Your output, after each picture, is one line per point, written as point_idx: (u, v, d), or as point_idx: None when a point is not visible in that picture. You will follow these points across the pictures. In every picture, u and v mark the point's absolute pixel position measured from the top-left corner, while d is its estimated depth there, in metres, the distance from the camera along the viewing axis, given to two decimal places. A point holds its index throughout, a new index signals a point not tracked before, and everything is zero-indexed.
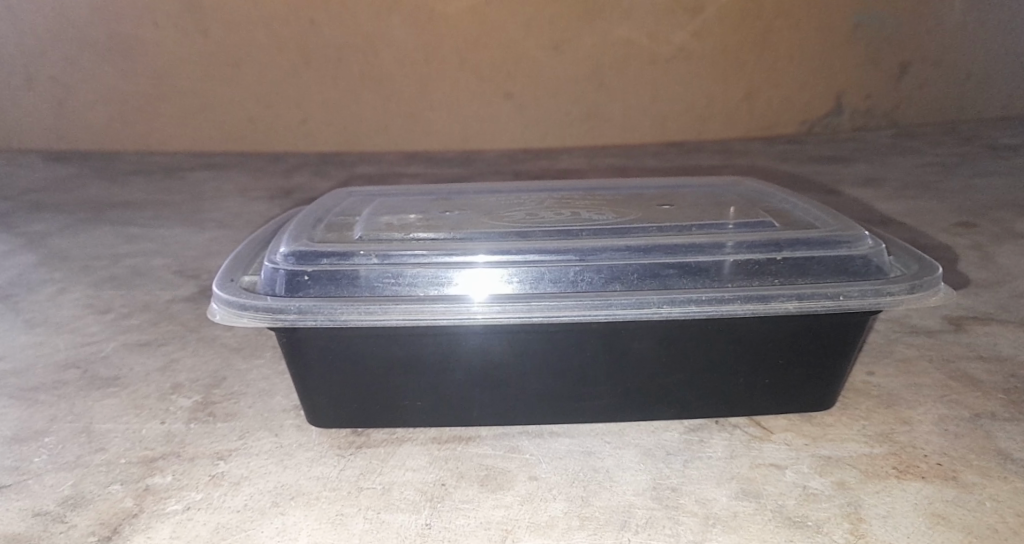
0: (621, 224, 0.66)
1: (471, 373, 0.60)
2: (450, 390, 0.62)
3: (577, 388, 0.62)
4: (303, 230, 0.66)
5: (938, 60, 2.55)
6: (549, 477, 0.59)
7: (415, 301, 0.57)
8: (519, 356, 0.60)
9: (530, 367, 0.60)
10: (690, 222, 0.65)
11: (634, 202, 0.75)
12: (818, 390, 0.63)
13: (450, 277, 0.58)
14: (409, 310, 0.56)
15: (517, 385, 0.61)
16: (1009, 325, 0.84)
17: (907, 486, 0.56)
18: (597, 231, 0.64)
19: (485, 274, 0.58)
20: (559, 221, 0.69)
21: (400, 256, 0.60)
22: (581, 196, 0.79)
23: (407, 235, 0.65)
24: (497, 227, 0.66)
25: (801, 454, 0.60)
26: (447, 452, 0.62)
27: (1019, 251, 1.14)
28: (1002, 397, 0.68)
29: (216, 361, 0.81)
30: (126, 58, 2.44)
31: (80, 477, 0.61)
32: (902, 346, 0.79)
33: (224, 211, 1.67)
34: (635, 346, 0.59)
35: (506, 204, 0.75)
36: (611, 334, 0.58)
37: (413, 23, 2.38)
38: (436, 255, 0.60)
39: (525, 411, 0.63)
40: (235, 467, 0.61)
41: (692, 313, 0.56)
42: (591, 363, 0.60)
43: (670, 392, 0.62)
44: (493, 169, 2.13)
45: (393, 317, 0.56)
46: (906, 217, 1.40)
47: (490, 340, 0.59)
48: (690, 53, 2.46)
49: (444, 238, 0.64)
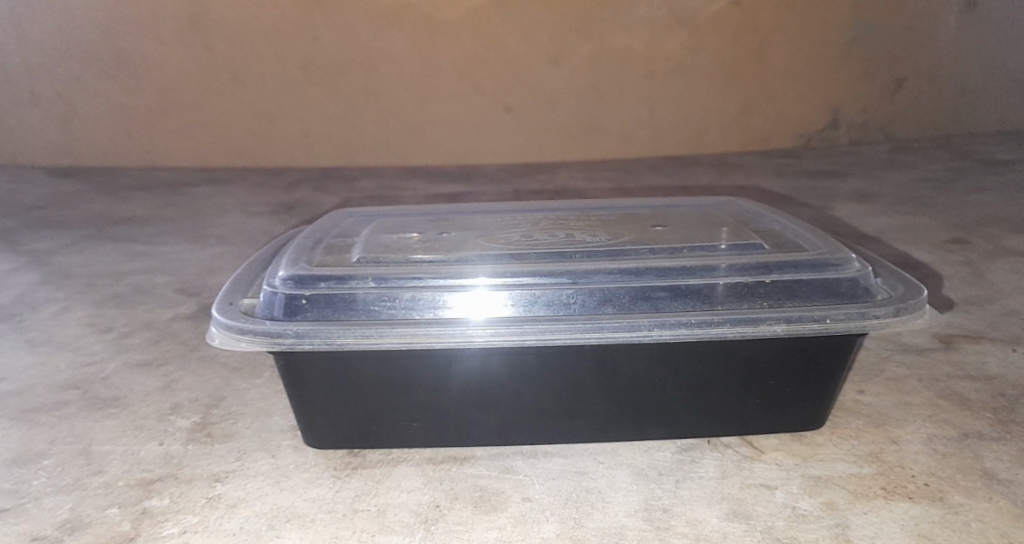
0: (614, 246, 0.67)
1: (466, 395, 0.61)
2: (444, 411, 0.62)
3: (569, 408, 0.62)
4: (302, 253, 0.67)
5: (932, 75, 2.57)
6: (542, 498, 0.60)
7: (410, 325, 0.58)
8: (513, 376, 0.60)
9: (523, 388, 0.61)
10: (681, 244, 0.66)
11: (628, 223, 0.76)
12: (809, 410, 0.64)
13: (445, 300, 0.59)
14: (405, 333, 0.57)
15: (512, 405, 0.62)
16: (999, 343, 0.85)
17: (895, 506, 0.57)
18: (585, 250, 0.66)
19: (481, 296, 0.60)
20: (553, 242, 0.70)
21: (396, 279, 0.61)
22: (574, 216, 0.81)
23: (404, 258, 0.66)
24: (493, 247, 0.67)
25: (791, 475, 0.61)
26: (441, 472, 0.63)
27: (1011, 267, 1.15)
28: (990, 417, 0.68)
29: (215, 381, 0.82)
30: (128, 74, 2.46)
31: (78, 499, 0.61)
32: (892, 364, 0.80)
33: (225, 227, 1.68)
34: (626, 368, 0.60)
35: (503, 225, 0.77)
36: (603, 355, 0.59)
37: (412, 40, 2.40)
38: (433, 278, 0.61)
39: (517, 431, 0.64)
40: (231, 488, 0.62)
41: (682, 336, 0.57)
42: (584, 384, 0.61)
43: (661, 412, 0.63)
44: (492, 184, 2.14)
45: (389, 340, 0.57)
46: (899, 233, 1.42)
47: (485, 360, 0.59)
48: (687, 68, 2.48)
49: (441, 261, 0.65)
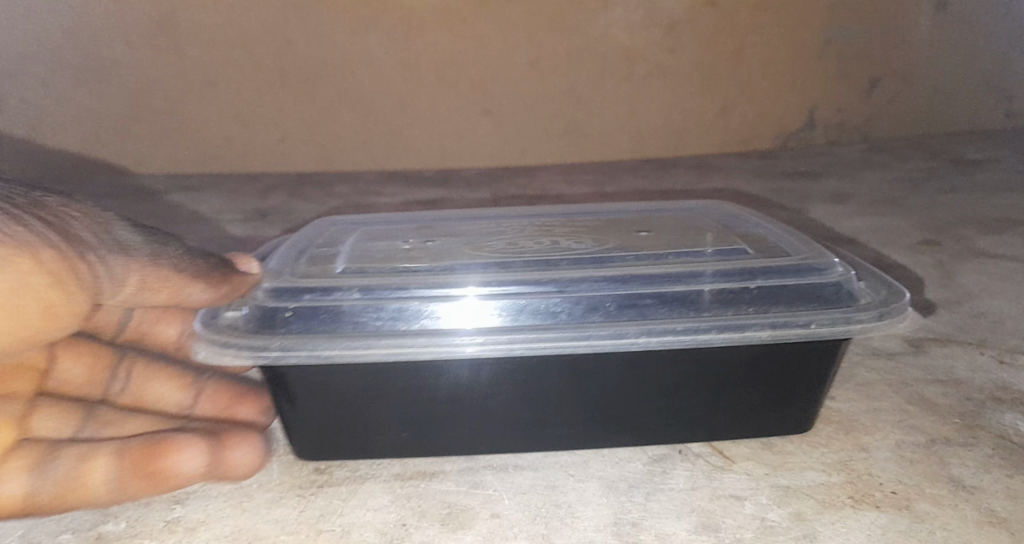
0: (600, 252, 0.67)
1: (458, 407, 0.61)
2: (435, 424, 0.62)
3: (554, 418, 0.62)
4: (286, 264, 0.67)
5: (906, 77, 2.60)
6: (510, 514, 0.59)
7: (397, 336, 0.57)
8: (502, 389, 0.60)
9: (514, 400, 0.61)
10: (666, 250, 0.66)
11: (614, 227, 0.76)
12: (793, 416, 0.64)
13: (434, 311, 0.59)
14: (392, 345, 0.57)
15: (503, 417, 0.62)
16: (967, 346, 0.85)
17: (862, 515, 0.57)
18: (574, 257, 0.65)
19: (469, 307, 0.59)
20: (539, 248, 0.69)
21: (382, 290, 0.61)
22: (561, 222, 0.80)
23: (390, 267, 0.66)
24: (485, 254, 0.67)
25: (760, 484, 0.61)
26: (410, 489, 0.62)
27: (980, 269, 1.17)
28: (957, 422, 0.69)
29: None
30: (99, 80, 2.34)
31: (29, 525, 0.59)
32: (863, 369, 0.80)
33: (196, 235, 1.65)
34: (610, 379, 0.60)
35: (491, 231, 0.76)
36: (589, 365, 0.59)
37: (389, 44, 2.37)
38: (421, 288, 0.61)
39: (507, 441, 0.64)
40: (191, 511, 0.60)
41: (669, 343, 0.57)
42: (568, 394, 0.60)
43: (639, 421, 0.63)
44: (469, 189, 2.13)
45: (375, 352, 0.57)
46: (872, 235, 1.43)
47: (474, 374, 0.59)
48: (664, 71, 2.49)
49: (429, 269, 0.65)
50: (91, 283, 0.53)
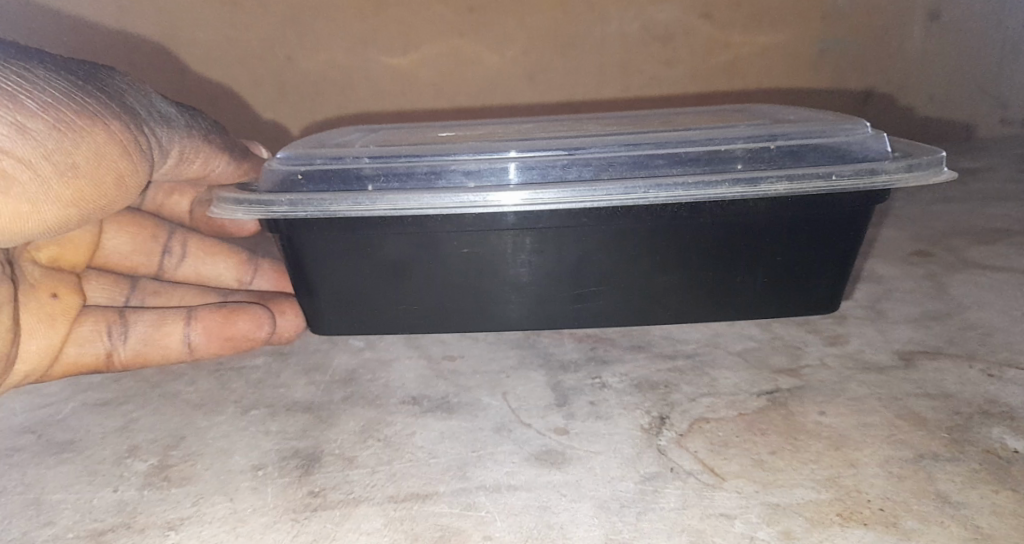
0: (622, 174, 0.80)
1: (472, 285, 0.87)
2: (452, 304, 0.88)
3: (547, 298, 0.88)
4: (329, 163, 0.84)
5: None
6: (503, 536, 0.59)
7: (401, 197, 0.80)
8: (511, 276, 0.86)
9: (516, 285, 0.87)
10: (685, 179, 0.78)
11: (644, 136, 0.86)
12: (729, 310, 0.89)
13: (435, 200, 0.79)
14: (396, 202, 0.79)
15: (500, 292, 0.87)
16: (957, 359, 0.86)
17: (849, 533, 0.58)
18: (601, 157, 0.81)
19: (473, 202, 0.79)
20: (569, 154, 0.81)
21: (402, 198, 0.79)
22: (595, 139, 0.87)
23: (408, 171, 0.82)
24: (519, 150, 0.83)
25: (750, 503, 0.61)
26: (403, 512, 0.62)
27: (971, 280, 1.18)
28: (945, 437, 0.69)
29: (175, 419, 0.81)
30: None
31: None
32: (854, 384, 0.80)
33: None
34: (591, 271, 0.85)
35: (538, 141, 0.86)
36: (574, 259, 0.85)
37: None
38: (439, 197, 0.79)
39: (511, 316, 0.89)
40: (185, 537, 0.61)
41: (639, 225, 0.81)
42: (560, 283, 0.86)
43: (604, 309, 0.88)
44: None
45: (380, 207, 0.79)
46: (866, 245, 1.43)
47: (490, 265, 0.85)
48: None
49: (450, 176, 0.81)
50: (145, 164, 0.84)
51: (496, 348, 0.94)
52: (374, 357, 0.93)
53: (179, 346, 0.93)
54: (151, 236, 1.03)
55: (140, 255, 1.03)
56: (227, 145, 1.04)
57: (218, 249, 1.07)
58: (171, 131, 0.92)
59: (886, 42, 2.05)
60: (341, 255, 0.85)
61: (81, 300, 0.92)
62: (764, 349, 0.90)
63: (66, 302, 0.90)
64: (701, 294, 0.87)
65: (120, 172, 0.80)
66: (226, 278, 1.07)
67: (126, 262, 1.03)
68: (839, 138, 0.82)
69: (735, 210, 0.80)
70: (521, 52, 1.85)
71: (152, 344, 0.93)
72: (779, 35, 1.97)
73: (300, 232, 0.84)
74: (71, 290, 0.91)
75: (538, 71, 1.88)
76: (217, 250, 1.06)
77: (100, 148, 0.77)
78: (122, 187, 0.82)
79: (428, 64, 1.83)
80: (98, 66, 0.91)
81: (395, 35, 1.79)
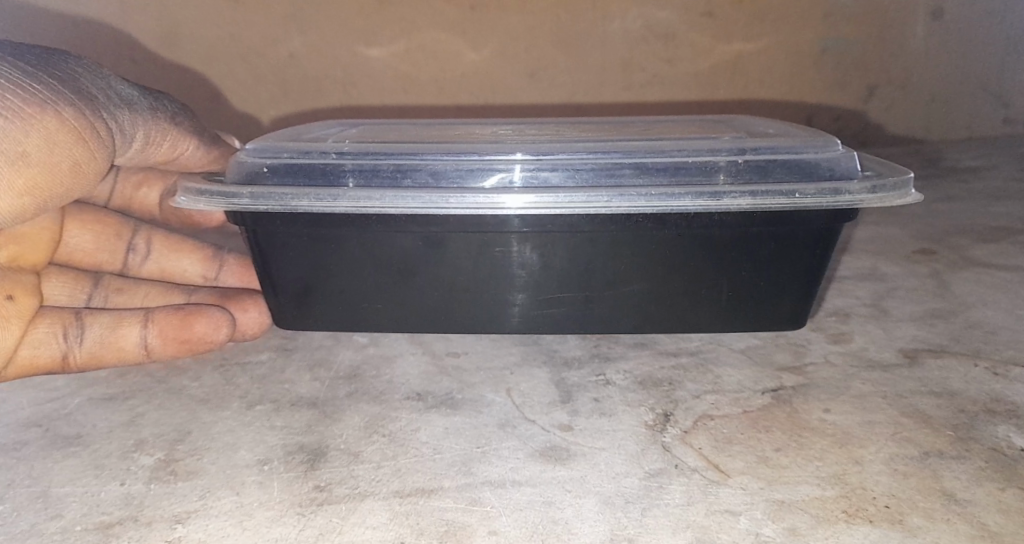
0: (593, 178, 0.79)
1: (471, 289, 0.86)
2: (452, 309, 0.88)
3: (548, 304, 0.86)
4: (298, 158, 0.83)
5: None
6: (508, 531, 0.59)
7: (367, 195, 0.79)
8: (507, 281, 0.85)
9: (514, 288, 0.85)
10: (651, 189, 0.77)
11: (630, 144, 0.85)
12: (735, 319, 0.87)
13: (400, 200, 0.78)
14: (359, 200, 0.79)
15: (493, 296, 0.86)
16: (962, 358, 0.86)
17: (855, 530, 0.58)
18: (572, 162, 0.80)
19: (441, 201, 0.78)
20: (563, 159, 0.80)
21: (364, 197, 0.79)
22: (583, 144, 0.87)
23: (378, 171, 0.81)
24: (493, 154, 0.82)
25: (755, 499, 0.61)
26: (408, 506, 0.63)
27: (975, 279, 1.17)
28: (950, 434, 0.69)
29: (182, 414, 0.81)
30: None
31: None
32: (858, 381, 0.80)
33: None
34: (595, 275, 0.84)
35: (536, 147, 0.85)
36: (574, 266, 0.83)
37: None
38: (406, 197, 0.78)
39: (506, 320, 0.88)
40: (192, 530, 0.62)
41: (613, 235, 0.81)
42: (563, 289, 0.85)
43: (609, 313, 0.87)
44: None
45: (342, 204, 0.79)
46: (869, 243, 1.43)
47: (494, 270, 0.84)
48: None
49: (426, 176, 0.80)
50: (104, 152, 0.83)
51: (500, 344, 0.94)
52: (378, 353, 0.94)
53: (134, 347, 0.90)
54: (114, 233, 1.02)
55: (106, 253, 1.02)
56: (197, 129, 1.03)
57: (183, 247, 1.07)
58: (134, 116, 0.90)
59: (889, 40, 2.04)
60: (306, 250, 0.85)
61: (37, 304, 0.86)
62: (767, 347, 0.90)
63: (23, 304, 0.85)
64: (673, 303, 0.86)
65: (76, 161, 0.79)
66: (192, 275, 1.07)
67: (90, 258, 1.01)
68: (814, 154, 0.81)
69: (701, 223, 0.79)
70: (523, 50, 1.85)
71: (107, 347, 0.89)
72: (782, 33, 1.96)
73: (271, 226, 0.83)
74: (26, 292, 0.85)
75: (540, 69, 1.88)
76: (183, 248, 1.06)
77: (51, 138, 0.76)
78: (81, 176, 0.81)
79: (429, 61, 1.83)
80: (58, 50, 0.90)
81: (395, 33, 1.79)
